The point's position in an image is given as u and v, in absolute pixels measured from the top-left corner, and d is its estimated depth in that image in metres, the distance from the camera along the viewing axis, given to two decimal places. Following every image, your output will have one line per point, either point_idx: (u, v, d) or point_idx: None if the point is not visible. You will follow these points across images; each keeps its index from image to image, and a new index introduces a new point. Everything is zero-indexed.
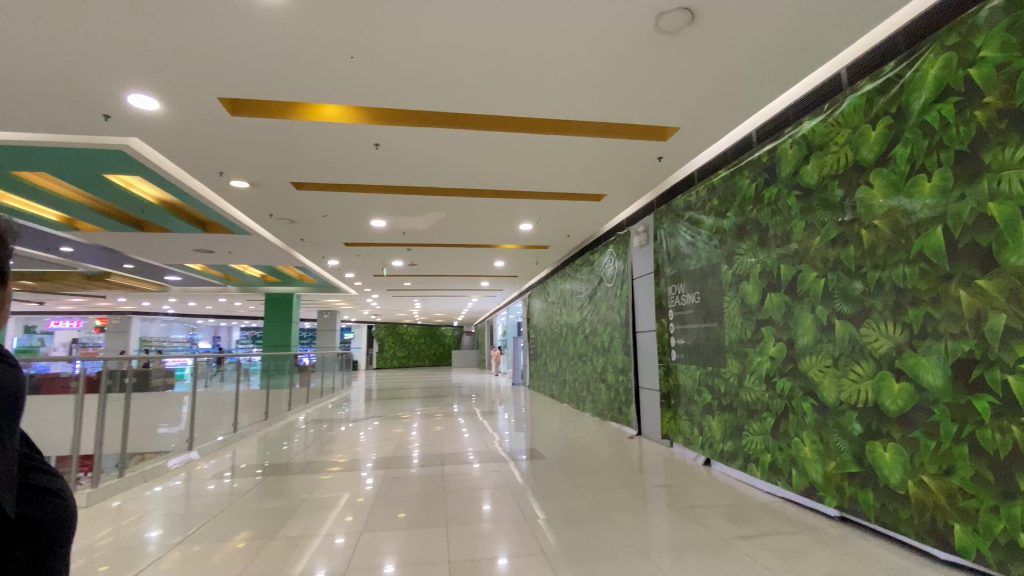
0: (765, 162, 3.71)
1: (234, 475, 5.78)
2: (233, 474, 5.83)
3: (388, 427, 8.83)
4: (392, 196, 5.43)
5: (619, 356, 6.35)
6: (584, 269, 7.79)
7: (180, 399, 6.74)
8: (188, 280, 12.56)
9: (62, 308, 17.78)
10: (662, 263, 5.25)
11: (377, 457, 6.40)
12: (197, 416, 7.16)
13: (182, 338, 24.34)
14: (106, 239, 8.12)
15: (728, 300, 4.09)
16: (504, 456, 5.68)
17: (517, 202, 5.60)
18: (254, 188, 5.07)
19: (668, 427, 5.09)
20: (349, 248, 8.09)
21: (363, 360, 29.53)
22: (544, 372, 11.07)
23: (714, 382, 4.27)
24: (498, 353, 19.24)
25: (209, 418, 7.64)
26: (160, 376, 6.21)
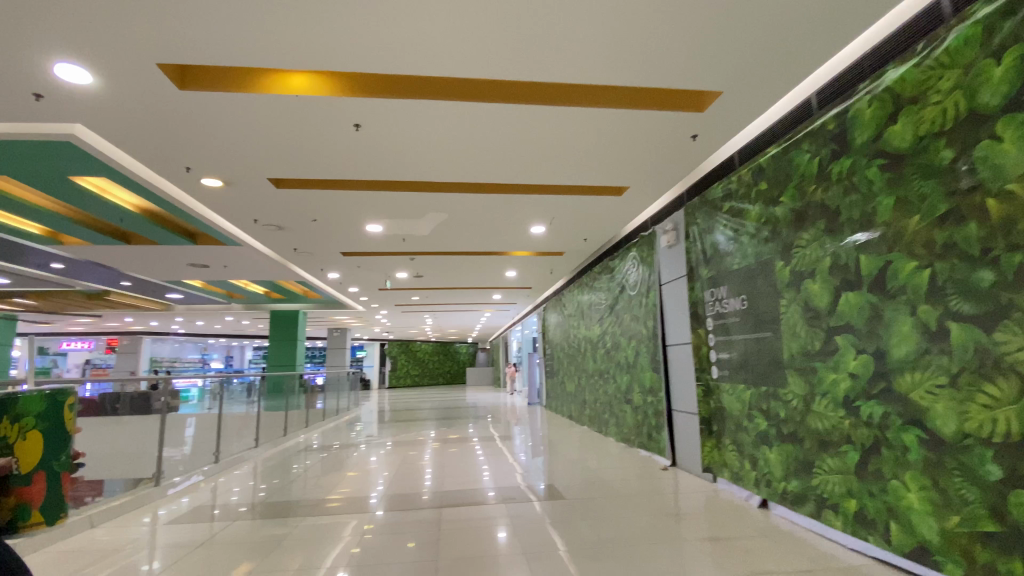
0: (832, 129, 2.98)
1: (220, 505, 5.14)
2: (218, 504, 5.18)
3: (399, 450, 8.12)
4: (385, 195, 4.80)
5: (647, 374, 5.57)
6: (603, 277, 7.07)
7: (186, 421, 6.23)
8: (190, 298, 12.10)
9: (71, 328, 17.54)
10: (696, 264, 4.51)
11: (375, 488, 5.67)
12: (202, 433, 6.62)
13: (194, 359, 24.06)
14: (93, 253, 7.63)
15: (786, 305, 3.33)
16: (523, 489, 4.92)
17: (525, 200, 4.93)
18: (229, 188, 4.49)
19: (710, 459, 4.29)
20: (349, 259, 7.50)
21: (375, 378, 28.92)
22: (561, 392, 10.26)
23: (770, 406, 3.49)
24: (513, 370, 18.50)
25: (214, 440, 7.12)
26: (164, 397, 5.74)
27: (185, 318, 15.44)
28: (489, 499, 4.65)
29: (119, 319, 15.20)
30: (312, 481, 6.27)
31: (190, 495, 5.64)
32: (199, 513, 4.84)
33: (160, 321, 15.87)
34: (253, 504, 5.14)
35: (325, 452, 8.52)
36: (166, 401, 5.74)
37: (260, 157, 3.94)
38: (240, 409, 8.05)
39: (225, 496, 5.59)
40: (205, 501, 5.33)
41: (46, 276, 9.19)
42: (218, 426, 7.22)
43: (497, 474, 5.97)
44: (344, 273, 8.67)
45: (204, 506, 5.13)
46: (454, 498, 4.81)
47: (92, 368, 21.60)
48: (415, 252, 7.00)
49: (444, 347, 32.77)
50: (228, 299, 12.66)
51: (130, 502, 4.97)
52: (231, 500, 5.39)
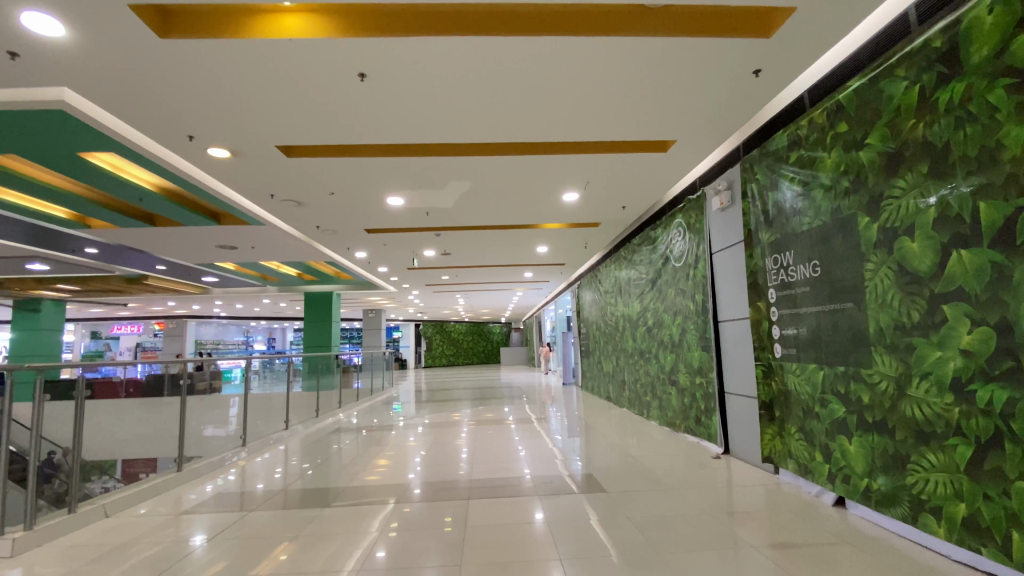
0: (938, 47, 2.37)
1: (247, 487, 5.00)
2: (245, 486, 5.05)
3: (432, 432, 7.89)
4: (402, 162, 4.40)
5: (694, 353, 5.06)
6: (645, 249, 6.53)
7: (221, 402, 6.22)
8: (226, 282, 12.22)
9: (121, 313, 18.27)
10: (756, 227, 3.95)
11: (405, 470, 5.46)
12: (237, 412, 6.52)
13: (237, 341, 24.86)
14: (123, 237, 7.63)
15: (874, 270, 2.78)
16: (559, 477, 4.55)
17: (556, 162, 4.44)
18: (237, 158, 4.21)
19: (771, 447, 3.79)
20: (374, 237, 7.20)
21: (411, 358, 29.13)
22: (598, 372, 9.81)
23: (851, 390, 2.97)
24: (548, 350, 18.17)
25: (253, 419, 7.15)
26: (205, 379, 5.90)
27: (224, 302, 15.73)
28: (524, 487, 4.30)
29: (163, 303, 15.64)
30: (343, 463, 6.10)
31: (224, 476, 5.55)
32: (226, 493, 4.71)
33: (201, 305, 16.25)
34: (279, 487, 4.97)
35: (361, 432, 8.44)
36: (208, 381, 5.99)
37: (261, 115, 3.62)
38: (275, 389, 8.00)
39: (254, 477, 5.47)
40: (235, 482, 5.21)
41: (85, 262, 9.38)
42: (253, 407, 7.20)
43: (532, 457, 5.65)
44: (371, 253, 8.39)
45: (231, 487, 5.00)
46: (486, 485, 4.48)
47: (142, 351, 22.54)
48: (441, 227, 6.63)
49: (478, 327, 32.71)
50: (262, 281, 12.70)
51: (167, 482, 4.88)
52: (260, 481, 5.26)
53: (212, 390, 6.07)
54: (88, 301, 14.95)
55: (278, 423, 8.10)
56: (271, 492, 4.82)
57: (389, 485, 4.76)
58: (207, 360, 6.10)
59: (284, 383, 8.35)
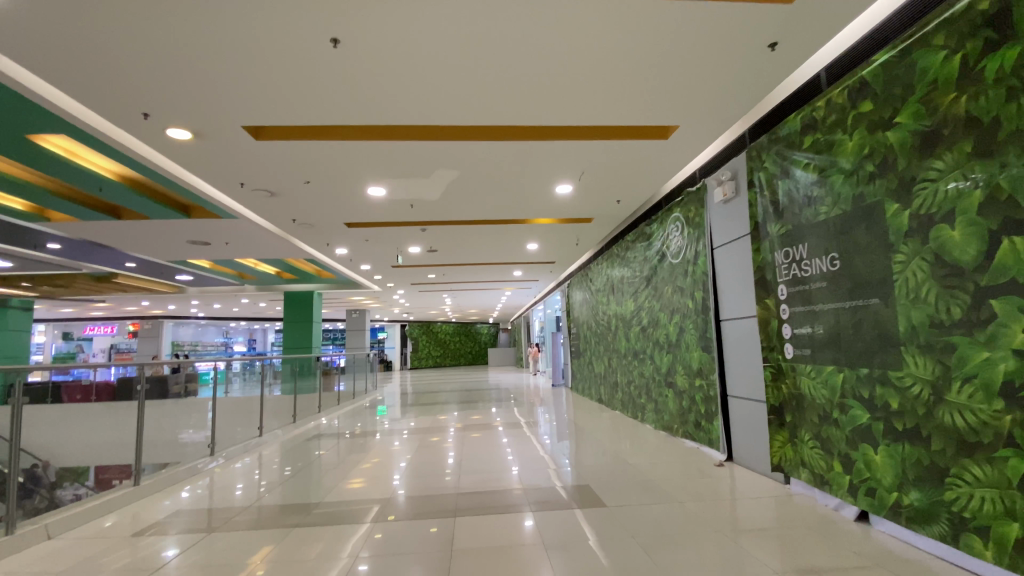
0: (986, 10, 2.11)
1: (214, 499, 4.61)
2: (213, 497, 4.67)
3: (417, 436, 7.55)
4: (384, 148, 4.07)
5: (694, 354, 4.80)
6: (639, 246, 6.26)
7: (188, 407, 5.79)
8: (201, 280, 11.70)
9: (92, 313, 17.54)
10: (763, 219, 3.69)
11: (387, 479, 5.11)
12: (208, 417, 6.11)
13: (216, 342, 24.17)
14: (85, 232, 7.14)
15: (905, 262, 2.52)
16: (552, 486, 4.25)
17: (550, 149, 4.14)
18: (202, 141, 3.84)
19: (781, 455, 3.53)
20: (355, 232, 6.84)
21: (397, 359, 28.62)
22: (588, 373, 9.54)
23: (876, 394, 2.71)
24: (536, 351, 17.90)
25: (225, 424, 6.73)
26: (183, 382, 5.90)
27: (200, 301, 15.15)
28: (514, 499, 3.99)
29: (135, 303, 15.01)
30: (322, 470, 5.73)
31: (192, 486, 5.15)
32: (192, 507, 4.33)
33: (176, 305, 15.65)
34: (249, 498, 4.59)
35: (342, 437, 8.05)
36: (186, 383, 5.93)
37: (224, 89, 3.25)
38: (251, 392, 7.57)
39: (224, 487, 5.08)
40: (201, 494, 4.81)
41: (47, 258, 8.83)
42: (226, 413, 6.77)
43: (522, 463, 5.34)
44: (352, 249, 8.02)
45: (198, 499, 4.61)
46: (474, 497, 4.16)
47: (115, 352, 21.74)
48: (426, 221, 6.29)
49: (464, 327, 32.31)
50: (239, 280, 12.21)
51: (126, 496, 4.45)
52: (228, 491, 4.87)
53: (189, 392, 5.86)
54: (56, 301, 14.27)
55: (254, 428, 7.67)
56: (240, 504, 4.44)
57: (367, 497, 4.42)
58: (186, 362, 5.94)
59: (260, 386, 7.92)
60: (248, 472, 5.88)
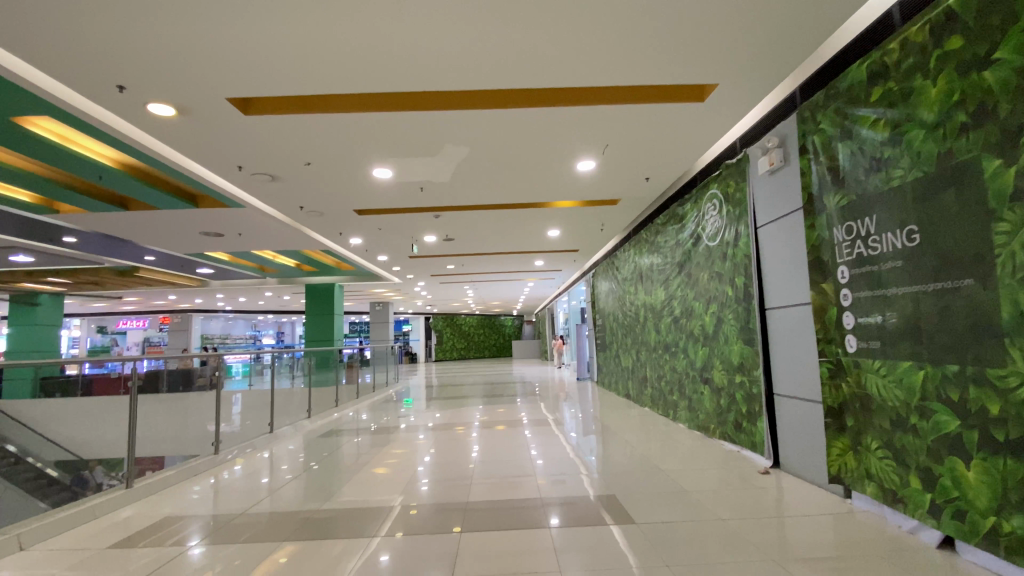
0: None
1: (218, 500, 4.39)
2: (217, 498, 4.45)
3: (436, 431, 7.26)
4: (384, 123, 3.68)
5: (733, 347, 4.30)
6: (670, 229, 5.75)
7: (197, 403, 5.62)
8: (222, 273, 11.68)
9: (124, 307, 17.97)
10: (818, 191, 3.18)
11: (399, 478, 4.82)
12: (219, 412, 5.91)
13: (245, 335, 24.60)
14: (99, 225, 7.06)
15: (1009, 232, 2.00)
16: (574, 493, 3.86)
17: (568, 117, 3.68)
18: (187, 119, 3.54)
19: (841, 464, 3.04)
20: (367, 221, 6.53)
21: (421, 351, 28.67)
22: (615, 367, 9.05)
23: (968, 397, 2.20)
24: (562, 343, 17.50)
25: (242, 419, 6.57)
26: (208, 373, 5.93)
27: (225, 295, 15.25)
28: (531, 506, 3.63)
29: (163, 297, 15.25)
30: (335, 467, 5.48)
31: (203, 483, 4.99)
32: (192, 509, 4.11)
33: (202, 298, 15.82)
34: (254, 500, 4.35)
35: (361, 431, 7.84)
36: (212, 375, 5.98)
37: (200, 56, 2.91)
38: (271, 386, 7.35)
39: (231, 485, 4.87)
40: (208, 494, 4.61)
41: (69, 253, 8.87)
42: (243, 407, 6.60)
43: (544, 463, 4.98)
44: (367, 239, 7.75)
45: (202, 500, 4.41)
46: (490, 502, 3.82)
47: (149, 346, 22.34)
48: (440, 206, 5.92)
49: (488, 320, 32.06)
50: (260, 273, 12.16)
51: (122, 497, 4.27)
52: (234, 492, 4.65)
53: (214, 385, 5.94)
54: (87, 295, 14.60)
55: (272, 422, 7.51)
56: (243, 505, 4.21)
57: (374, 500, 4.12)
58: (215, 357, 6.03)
59: (281, 380, 7.75)
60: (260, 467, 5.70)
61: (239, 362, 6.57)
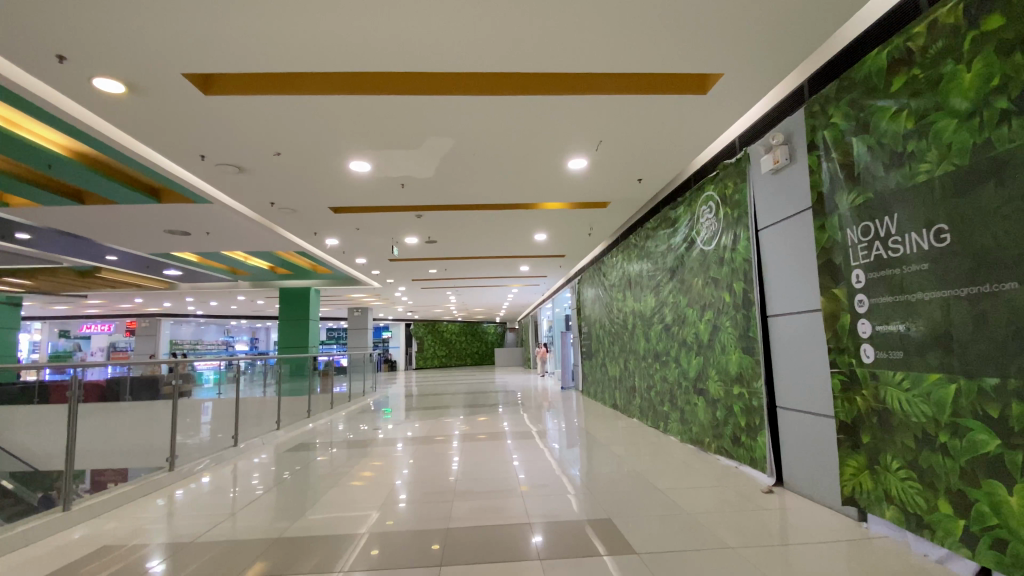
0: None
1: (173, 520, 3.98)
2: (173, 518, 4.04)
3: (414, 443, 6.90)
4: (362, 109, 3.37)
5: (731, 356, 4.07)
6: (662, 233, 5.53)
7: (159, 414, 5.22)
8: (191, 275, 11.12)
9: (87, 311, 17.13)
10: (830, 190, 2.96)
11: (376, 493, 4.50)
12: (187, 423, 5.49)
13: (217, 341, 23.76)
14: (51, 221, 6.55)
15: None
16: (564, 512, 3.57)
17: (562, 107, 3.41)
18: (140, 98, 3.18)
19: (856, 484, 2.82)
20: (344, 221, 6.19)
21: (401, 359, 28.16)
22: (601, 377, 8.80)
23: (1012, 414, 1.97)
24: (545, 351, 17.24)
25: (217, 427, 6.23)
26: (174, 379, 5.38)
27: (195, 299, 14.60)
28: (518, 527, 3.34)
29: (129, 300, 14.54)
30: (312, 479, 5.13)
31: (168, 499, 4.60)
32: (144, 531, 3.71)
33: (170, 302, 15.13)
34: (214, 520, 3.96)
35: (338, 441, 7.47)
36: (180, 383, 5.45)
37: (150, 25, 2.57)
38: (244, 394, 6.98)
39: (190, 503, 4.45)
40: (166, 512, 4.21)
41: (22, 251, 8.26)
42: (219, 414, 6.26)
43: (531, 476, 4.69)
44: (344, 241, 7.39)
45: (160, 520, 4.01)
46: (473, 524, 3.50)
47: (114, 352, 21.35)
48: (421, 206, 5.62)
49: (470, 327, 31.69)
50: (232, 275, 11.63)
51: (71, 517, 3.86)
52: (193, 511, 4.24)
53: (182, 395, 5.49)
54: (46, 298, 13.83)
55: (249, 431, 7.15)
56: (212, 522, 3.88)
57: (347, 519, 3.79)
58: (183, 360, 5.54)
59: (255, 386, 7.37)
60: (232, 478, 5.35)
61: (209, 369, 6.18)
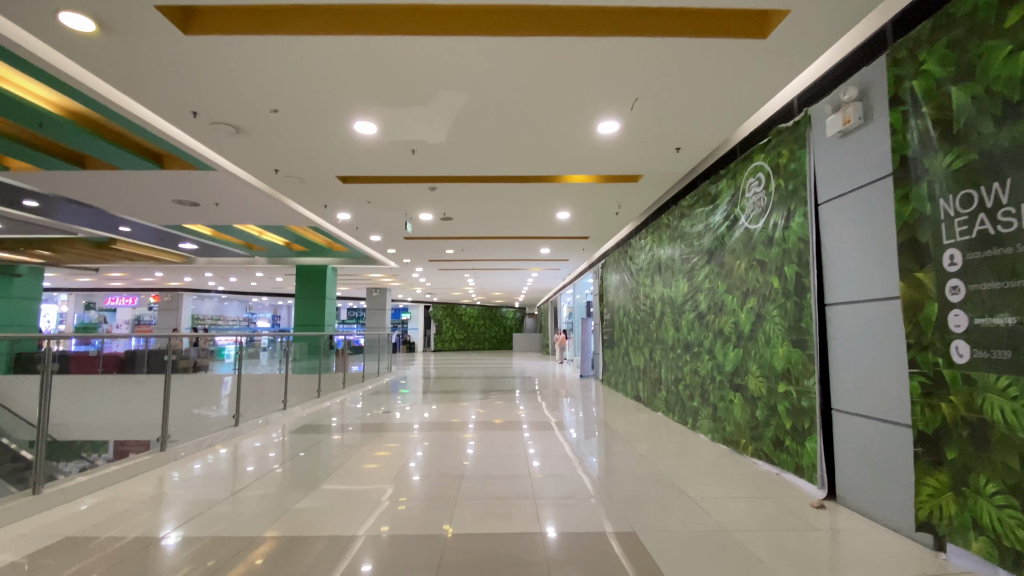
0: None
1: (177, 492, 3.78)
2: (175, 489, 3.85)
3: (428, 427, 6.61)
4: (360, 54, 2.93)
5: (778, 350, 3.58)
6: (699, 211, 5.02)
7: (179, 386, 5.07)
8: (208, 249, 10.98)
9: (112, 283, 17.36)
10: (916, 152, 2.44)
11: (388, 474, 4.24)
12: (207, 397, 5.38)
13: (238, 316, 24.02)
14: (59, 188, 6.37)
15: None
16: (584, 513, 3.19)
17: (592, 55, 2.93)
18: (114, 39, 2.83)
19: (934, 508, 2.34)
20: (356, 193, 5.84)
21: (420, 341, 28.16)
22: (624, 366, 8.36)
23: None
24: (565, 337, 16.82)
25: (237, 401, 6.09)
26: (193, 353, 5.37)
27: (214, 274, 14.59)
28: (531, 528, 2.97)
29: (151, 274, 14.61)
30: (329, 456, 4.92)
31: (183, 469, 4.43)
32: (142, 505, 3.49)
33: (190, 277, 15.18)
34: (213, 494, 3.71)
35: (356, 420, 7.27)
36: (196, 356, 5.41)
37: None
38: (265, 369, 6.85)
39: (204, 474, 4.29)
40: (171, 483, 4.02)
41: (36, 219, 8.16)
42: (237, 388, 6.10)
43: (549, 466, 4.34)
44: (358, 215, 7.05)
45: (167, 490, 3.82)
46: (483, 519, 3.16)
47: (139, 325, 21.77)
48: (436, 176, 5.21)
49: (489, 311, 31.41)
50: (248, 251, 11.48)
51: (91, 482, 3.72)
52: (195, 482, 4.02)
53: (198, 369, 5.33)
54: (70, 269, 13.98)
55: (270, 405, 7.05)
56: (216, 498, 3.67)
57: (351, 503, 3.52)
58: (205, 335, 5.60)
59: (275, 362, 7.25)
60: (254, 451, 5.22)
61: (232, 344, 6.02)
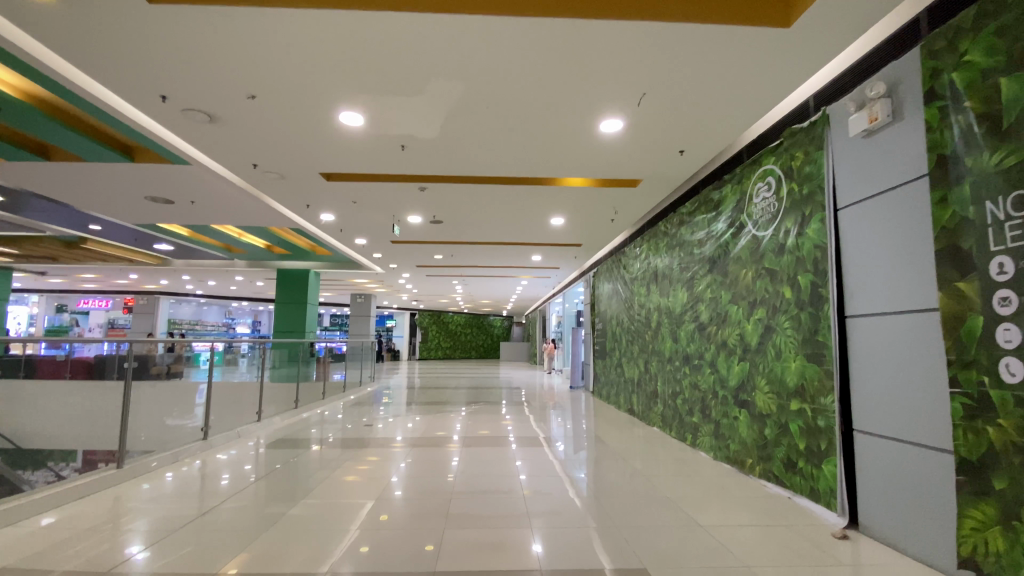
0: None
1: (143, 508, 3.44)
2: (136, 506, 3.49)
3: (413, 439, 6.28)
4: (347, 32, 2.66)
5: (791, 365, 3.35)
6: (700, 218, 4.81)
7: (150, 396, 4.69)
8: (184, 251, 10.53)
9: (84, 285, 16.68)
10: (957, 150, 2.23)
11: (368, 489, 3.91)
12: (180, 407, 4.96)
13: (218, 321, 23.32)
14: (19, 181, 5.94)
15: None
16: (586, 537, 2.90)
17: (601, 42, 2.70)
18: (69, 6, 2.52)
19: (980, 544, 2.10)
20: (342, 192, 5.54)
21: (405, 349, 27.67)
22: (616, 377, 8.11)
23: None
24: (553, 346, 16.57)
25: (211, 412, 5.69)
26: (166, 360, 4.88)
27: (192, 277, 14.06)
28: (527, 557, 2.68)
29: (125, 276, 14.02)
30: (306, 471, 4.57)
31: (151, 483, 4.07)
32: (94, 526, 3.12)
33: (166, 279, 14.62)
34: (174, 514, 3.35)
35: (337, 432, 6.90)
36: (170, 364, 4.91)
37: None
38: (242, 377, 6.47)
39: (173, 488, 3.93)
40: (135, 498, 3.67)
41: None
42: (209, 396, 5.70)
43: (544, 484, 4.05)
44: (342, 217, 6.73)
45: (126, 508, 3.46)
46: (474, 545, 2.86)
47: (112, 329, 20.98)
48: (426, 175, 4.94)
49: (476, 319, 31.01)
50: (227, 253, 11.03)
51: (48, 499, 3.35)
52: (155, 498, 3.66)
53: (172, 375, 4.95)
54: (38, 270, 13.36)
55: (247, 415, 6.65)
56: (181, 515, 3.31)
57: (327, 521, 3.19)
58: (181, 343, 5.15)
59: (254, 369, 6.86)
60: (227, 464, 4.84)
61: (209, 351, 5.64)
